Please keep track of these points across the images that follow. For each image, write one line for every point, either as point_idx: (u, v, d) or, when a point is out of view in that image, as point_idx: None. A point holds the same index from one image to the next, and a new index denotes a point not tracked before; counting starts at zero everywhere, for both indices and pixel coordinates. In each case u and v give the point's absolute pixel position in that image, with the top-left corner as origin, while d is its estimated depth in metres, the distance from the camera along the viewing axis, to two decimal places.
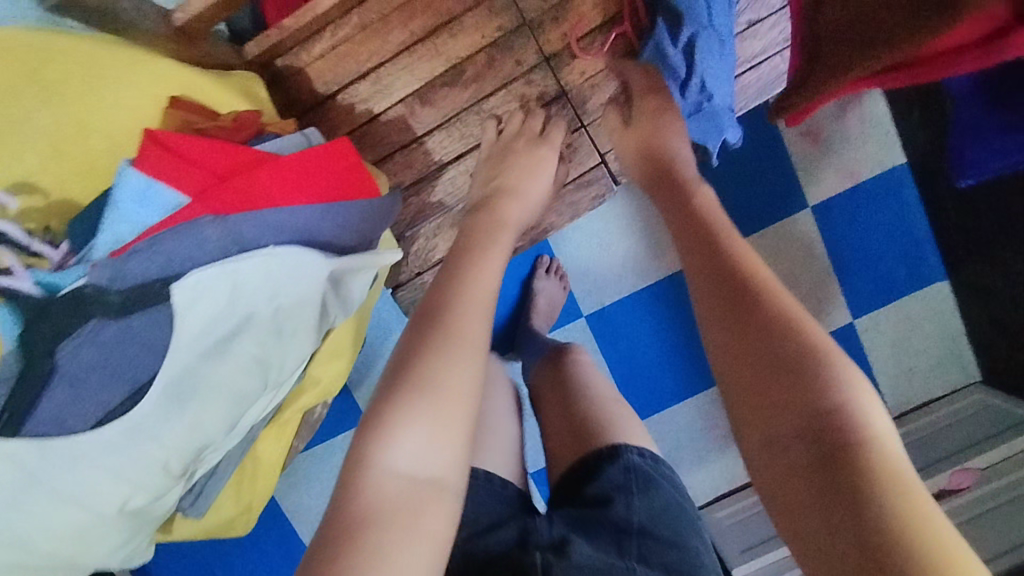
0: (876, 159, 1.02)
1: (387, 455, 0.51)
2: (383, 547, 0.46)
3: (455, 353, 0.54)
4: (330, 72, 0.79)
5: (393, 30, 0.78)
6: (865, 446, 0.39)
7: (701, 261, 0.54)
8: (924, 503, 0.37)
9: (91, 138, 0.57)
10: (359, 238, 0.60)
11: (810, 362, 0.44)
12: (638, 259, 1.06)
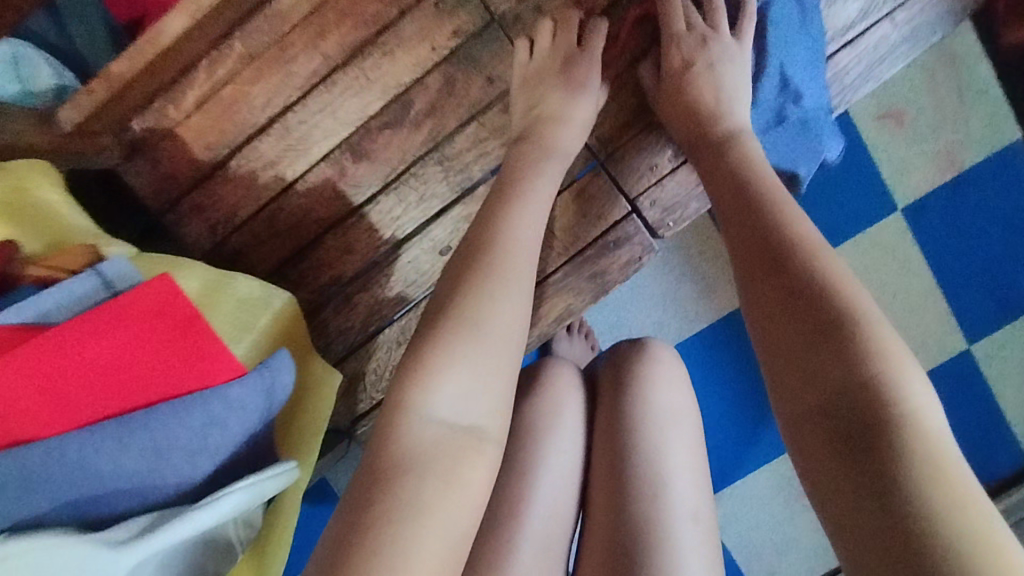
0: (984, 140, 0.79)
1: (424, 397, 0.40)
2: (421, 498, 0.36)
3: (504, 279, 0.44)
4: (215, 129, 0.53)
5: (298, 57, 0.52)
6: (904, 425, 0.32)
7: (732, 210, 0.46)
8: (977, 503, 0.29)
9: None
10: (198, 461, 0.38)
11: (853, 328, 0.36)
12: (684, 302, 0.85)
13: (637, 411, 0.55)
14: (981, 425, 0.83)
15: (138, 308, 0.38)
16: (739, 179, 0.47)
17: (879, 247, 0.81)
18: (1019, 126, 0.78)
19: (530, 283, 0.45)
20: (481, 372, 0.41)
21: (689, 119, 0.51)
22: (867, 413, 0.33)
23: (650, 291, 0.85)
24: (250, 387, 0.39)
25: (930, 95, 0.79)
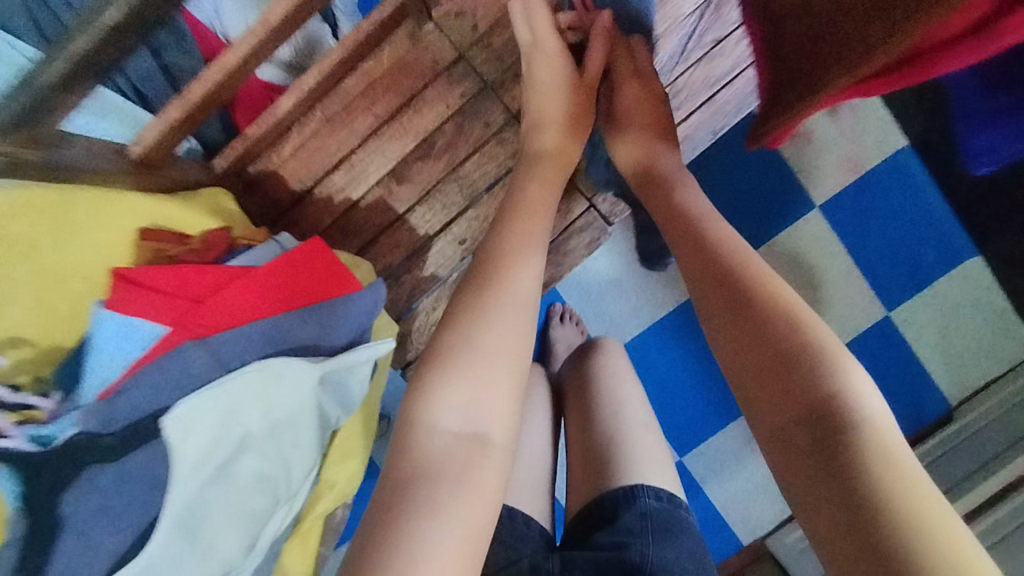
0: (877, 145, 1.06)
1: (432, 414, 0.50)
2: (434, 496, 0.46)
3: (500, 313, 0.54)
4: (304, 168, 0.79)
5: (358, 117, 0.78)
6: (854, 423, 0.43)
7: (703, 268, 0.56)
8: (914, 474, 0.40)
9: (69, 281, 0.58)
10: (345, 335, 0.59)
11: (813, 355, 0.47)
12: (650, 288, 1.09)
13: (594, 375, 0.78)
14: (894, 367, 1.14)
15: (297, 247, 0.58)
16: (705, 233, 0.58)
17: (798, 239, 1.10)
18: (902, 135, 1.05)
19: (526, 292, 0.56)
20: (476, 393, 0.51)
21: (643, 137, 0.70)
22: (827, 420, 0.44)
23: (624, 281, 1.09)
24: (369, 295, 0.60)
25: (829, 118, 1.06)
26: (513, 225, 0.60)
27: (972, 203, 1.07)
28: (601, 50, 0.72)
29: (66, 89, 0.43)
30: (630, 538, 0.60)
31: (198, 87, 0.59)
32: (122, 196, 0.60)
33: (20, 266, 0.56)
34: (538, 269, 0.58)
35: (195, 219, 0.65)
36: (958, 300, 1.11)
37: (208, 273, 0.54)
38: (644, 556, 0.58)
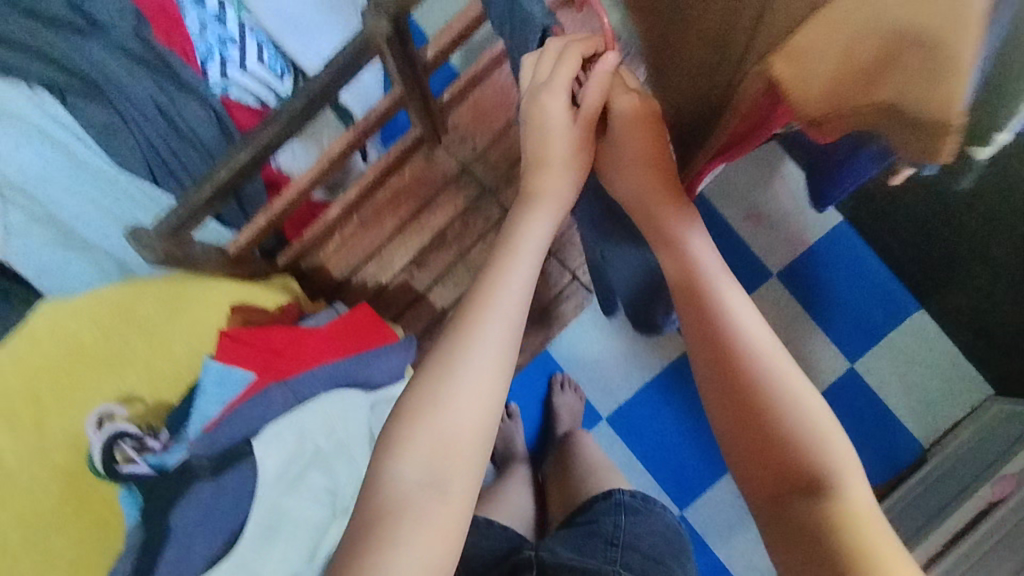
0: (818, 223, 1.37)
1: (394, 466, 0.51)
2: (397, 535, 0.49)
3: (468, 370, 0.52)
4: (344, 262, 1.00)
5: (386, 220, 1.00)
6: (829, 487, 0.50)
7: (702, 345, 0.55)
8: (877, 528, 0.49)
9: (174, 349, 0.79)
10: (390, 374, 0.77)
11: (807, 437, 0.51)
12: (639, 353, 1.27)
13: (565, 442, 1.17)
14: (858, 403, 1.39)
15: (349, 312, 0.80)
16: (709, 298, 0.55)
17: (764, 299, 1.39)
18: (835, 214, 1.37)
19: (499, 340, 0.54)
20: (437, 451, 0.51)
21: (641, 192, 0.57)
22: (810, 484, 0.51)
23: (615, 348, 1.27)
24: (402, 345, 0.79)
25: (773, 203, 1.37)
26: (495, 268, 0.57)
27: (905, 262, 1.31)
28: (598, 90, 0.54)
29: (207, 203, 0.72)
30: (600, 515, 0.82)
31: (280, 202, 0.85)
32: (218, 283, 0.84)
33: (138, 339, 0.77)
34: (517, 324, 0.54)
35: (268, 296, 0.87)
36: (901, 347, 1.38)
37: (284, 332, 0.75)
38: (612, 528, 0.79)
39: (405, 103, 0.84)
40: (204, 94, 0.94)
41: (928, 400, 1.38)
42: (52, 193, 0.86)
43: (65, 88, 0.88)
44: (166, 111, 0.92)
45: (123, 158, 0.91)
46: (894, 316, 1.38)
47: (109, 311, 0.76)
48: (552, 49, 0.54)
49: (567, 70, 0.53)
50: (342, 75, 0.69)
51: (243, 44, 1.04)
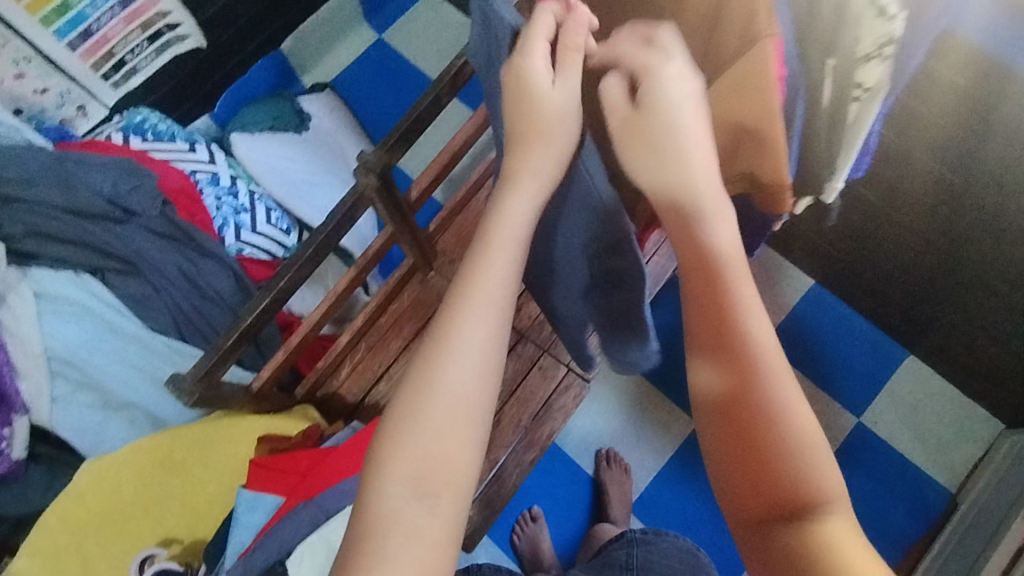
0: (795, 289, 1.46)
1: (382, 487, 0.46)
2: (383, 564, 0.44)
3: (450, 378, 0.48)
4: (357, 385, 1.08)
5: (390, 342, 1.10)
6: (815, 518, 0.42)
7: (710, 361, 0.45)
8: (869, 569, 0.41)
9: (207, 486, 0.85)
10: None
11: (809, 489, 0.42)
12: (651, 439, 1.33)
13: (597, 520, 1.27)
14: (875, 457, 1.40)
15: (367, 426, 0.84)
16: (727, 302, 0.45)
17: None
18: (809, 278, 1.46)
19: (482, 342, 0.49)
20: (424, 469, 0.47)
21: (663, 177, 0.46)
22: (793, 513, 0.42)
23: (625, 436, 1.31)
24: None
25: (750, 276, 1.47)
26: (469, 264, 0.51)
27: (883, 313, 1.38)
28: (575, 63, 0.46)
29: (234, 347, 0.81)
30: (613, 549, 0.96)
31: (295, 338, 0.93)
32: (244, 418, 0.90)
33: (176, 483, 0.84)
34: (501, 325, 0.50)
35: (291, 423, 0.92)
36: (901, 394, 1.41)
37: (308, 456, 0.81)
38: (626, 556, 0.91)
39: (398, 239, 0.98)
40: (223, 257, 1.09)
41: (943, 444, 1.39)
42: (93, 360, 0.96)
43: (107, 270, 1.02)
44: (190, 276, 1.06)
45: (156, 322, 1.03)
46: (887, 366, 1.43)
47: (149, 458, 0.83)
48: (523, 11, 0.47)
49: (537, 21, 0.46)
50: (341, 225, 0.82)
51: (253, 210, 1.21)
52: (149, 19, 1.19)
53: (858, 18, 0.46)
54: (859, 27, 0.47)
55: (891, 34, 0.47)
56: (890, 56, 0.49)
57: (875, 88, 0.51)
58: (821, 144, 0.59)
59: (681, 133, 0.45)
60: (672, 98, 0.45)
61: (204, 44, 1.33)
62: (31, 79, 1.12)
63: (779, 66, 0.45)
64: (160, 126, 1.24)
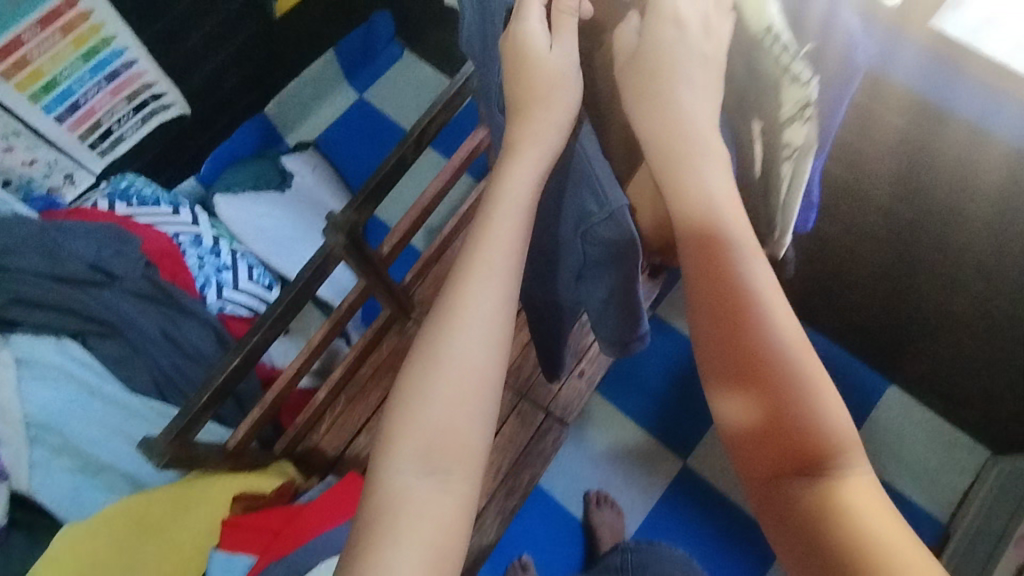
0: None
1: (394, 457, 0.51)
2: (395, 528, 0.49)
3: (454, 357, 0.52)
4: (337, 438, 1.08)
5: (370, 393, 1.11)
6: (832, 470, 0.44)
7: (715, 317, 0.48)
8: (885, 523, 0.43)
9: (184, 549, 0.85)
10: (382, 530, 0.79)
11: (820, 429, 0.45)
12: (638, 484, 1.36)
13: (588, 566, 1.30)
14: None
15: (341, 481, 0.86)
16: (731, 261, 0.48)
17: None
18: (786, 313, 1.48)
19: (484, 321, 0.53)
20: (433, 441, 0.51)
21: (665, 121, 0.50)
22: (812, 465, 0.45)
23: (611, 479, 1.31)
24: None
25: None
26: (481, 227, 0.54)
27: (859, 345, 1.40)
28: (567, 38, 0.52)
29: (207, 407, 0.82)
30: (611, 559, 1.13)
31: (270, 395, 0.95)
32: (217, 476, 0.92)
33: (151, 545, 0.83)
34: (503, 303, 0.53)
35: (265, 480, 0.94)
36: (885, 426, 1.42)
37: (281, 514, 0.82)
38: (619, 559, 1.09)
39: (371, 292, 1.00)
40: (204, 316, 1.12)
41: (931, 474, 1.38)
42: (73, 426, 0.97)
43: (88, 333, 1.04)
44: (171, 335, 1.08)
45: (136, 383, 1.05)
46: (869, 397, 1.44)
47: (123, 522, 0.82)
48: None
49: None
50: (313, 279, 0.85)
51: (235, 269, 1.24)
52: (133, 91, 1.25)
53: (778, 80, 0.47)
54: (781, 89, 0.48)
55: (809, 97, 0.47)
56: (813, 117, 0.49)
57: (803, 147, 0.52)
58: (762, 200, 0.63)
59: (677, 74, 0.49)
60: (674, 50, 0.48)
61: (189, 112, 1.38)
62: (19, 152, 1.16)
63: (694, 113, 0.50)
64: (146, 191, 1.27)
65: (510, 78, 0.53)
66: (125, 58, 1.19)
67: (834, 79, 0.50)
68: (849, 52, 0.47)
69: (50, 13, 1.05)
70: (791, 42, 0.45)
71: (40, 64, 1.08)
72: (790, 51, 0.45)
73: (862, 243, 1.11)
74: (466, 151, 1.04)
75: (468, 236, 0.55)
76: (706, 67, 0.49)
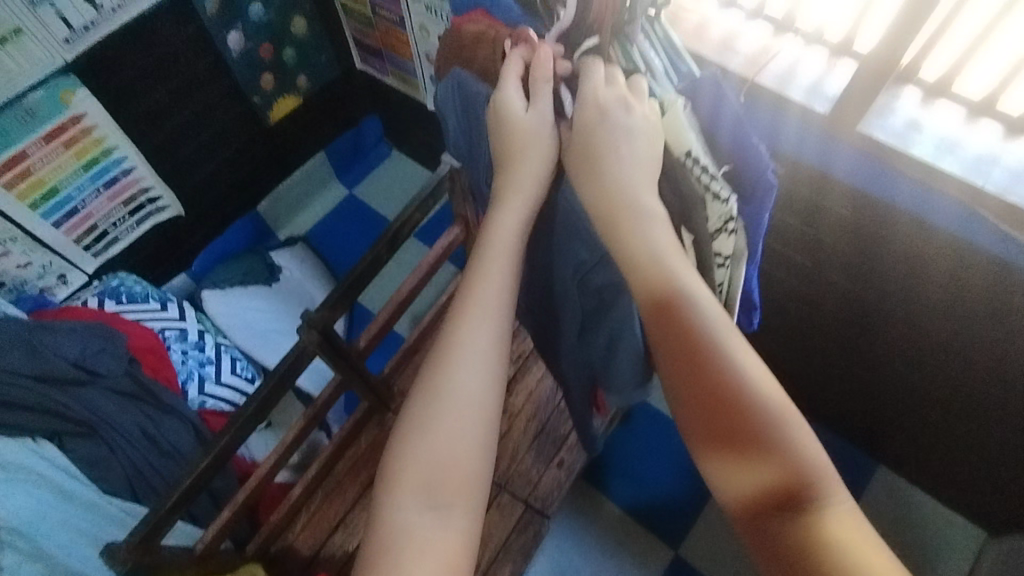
0: None
1: (396, 494, 0.56)
2: (398, 563, 0.53)
3: (451, 394, 0.59)
4: (312, 537, 1.06)
5: (348, 488, 1.10)
6: (812, 500, 0.49)
7: (688, 368, 0.53)
8: (865, 544, 0.47)
9: None
10: None
11: (795, 463, 0.50)
12: None
13: None
14: None
15: None
16: (697, 317, 0.53)
17: None
18: None
19: (479, 360, 0.60)
20: (432, 476, 0.56)
21: (610, 196, 0.56)
22: (794, 497, 0.49)
23: None
24: None
25: None
26: (478, 272, 0.62)
27: (842, 426, 1.40)
28: (545, 103, 0.59)
29: (176, 508, 0.82)
30: None
31: (242, 493, 0.94)
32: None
33: None
34: (495, 342, 0.60)
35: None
36: (877, 509, 1.39)
37: None
38: None
39: (348, 385, 1.02)
40: (183, 413, 1.14)
41: (931, 559, 1.33)
42: None
43: (66, 434, 1.03)
44: (150, 434, 1.09)
45: (109, 482, 1.04)
46: (858, 480, 1.42)
47: None
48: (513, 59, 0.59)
49: (515, 66, 0.59)
50: (289, 373, 0.87)
51: (218, 363, 1.27)
52: (130, 195, 1.32)
53: (704, 200, 0.56)
54: (707, 207, 0.57)
55: (730, 212, 0.56)
56: (738, 229, 0.58)
57: (734, 255, 0.60)
58: None
59: (619, 159, 0.56)
60: (613, 132, 0.55)
61: (182, 213, 1.46)
62: (16, 256, 1.19)
63: (629, 199, 0.56)
64: (136, 289, 1.31)
65: (497, 141, 0.60)
66: (124, 166, 1.27)
67: (751, 195, 0.59)
68: (759, 173, 0.57)
69: (55, 129, 1.12)
70: (708, 165, 0.55)
71: (42, 174, 1.14)
72: (708, 172, 0.55)
73: (824, 324, 1.14)
74: (443, 246, 1.10)
75: (462, 281, 0.63)
76: (640, 160, 0.56)
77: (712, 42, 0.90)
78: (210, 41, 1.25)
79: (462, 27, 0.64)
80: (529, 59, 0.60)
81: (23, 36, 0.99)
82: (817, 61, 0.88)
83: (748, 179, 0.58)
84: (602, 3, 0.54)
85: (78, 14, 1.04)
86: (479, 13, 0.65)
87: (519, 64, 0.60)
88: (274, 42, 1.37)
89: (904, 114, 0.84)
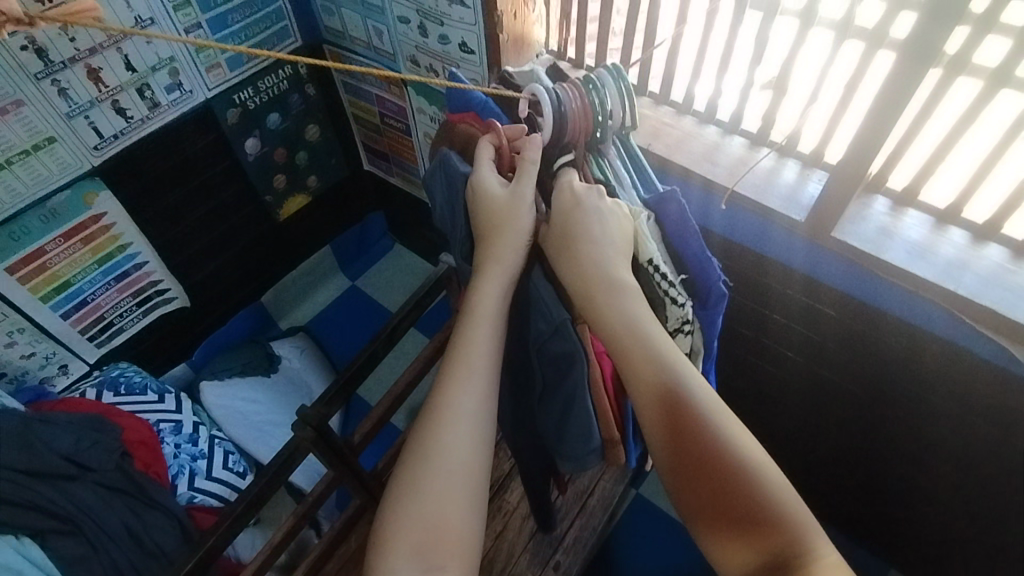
0: None
1: (388, 558, 0.55)
2: None
3: (443, 454, 0.59)
4: None
5: None
6: (799, 552, 0.51)
7: (672, 437, 0.58)
8: None
9: None
10: None
11: (777, 518, 0.53)
12: None
13: None
14: None
15: None
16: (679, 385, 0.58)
17: None
18: None
19: (469, 421, 0.60)
20: (424, 539, 0.56)
21: (589, 282, 0.62)
22: (781, 549, 0.52)
23: None
24: None
25: None
26: (467, 336, 0.63)
27: (848, 529, 1.36)
28: (528, 186, 0.64)
29: None
30: None
31: None
32: None
33: None
34: (485, 404, 0.61)
35: None
36: None
37: None
38: None
39: (341, 482, 1.01)
40: (170, 506, 1.11)
41: None
42: None
43: (48, 531, 1.01)
44: (134, 532, 1.06)
45: None
46: None
47: None
48: (485, 145, 0.67)
49: (489, 150, 0.66)
50: (282, 469, 0.87)
51: (211, 457, 1.26)
52: (140, 288, 1.36)
53: (663, 303, 0.67)
54: (666, 309, 0.67)
55: (686, 314, 0.68)
56: (692, 330, 0.70)
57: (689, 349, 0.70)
58: None
59: (597, 247, 0.62)
60: (590, 223, 0.62)
61: (188, 304, 1.50)
62: (20, 346, 1.21)
63: (605, 283, 0.62)
64: (135, 378, 1.31)
65: (480, 216, 0.66)
66: (136, 261, 1.32)
67: (703, 303, 0.70)
68: (710, 285, 0.68)
69: (75, 227, 1.18)
70: (667, 274, 0.66)
71: (57, 268, 1.19)
72: (666, 279, 0.66)
73: (820, 421, 1.15)
74: (439, 340, 1.13)
75: (451, 343, 0.65)
76: (617, 253, 0.63)
77: (694, 155, 0.97)
78: (229, 147, 1.34)
79: (457, 125, 0.72)
80: (503, 140, 0.67)
81: (56, 144, 1.07)
82: (791, 172, 0.95)
83: (701, 288, 0.69)
84: (579, 126, 0.63)
85: (109, 124, 1.12)
86: (472, 115, 0.71)
87: (490, 148, 0.66)
88: (288, 147, 1.47)
89: (876, 222, 0.89)
